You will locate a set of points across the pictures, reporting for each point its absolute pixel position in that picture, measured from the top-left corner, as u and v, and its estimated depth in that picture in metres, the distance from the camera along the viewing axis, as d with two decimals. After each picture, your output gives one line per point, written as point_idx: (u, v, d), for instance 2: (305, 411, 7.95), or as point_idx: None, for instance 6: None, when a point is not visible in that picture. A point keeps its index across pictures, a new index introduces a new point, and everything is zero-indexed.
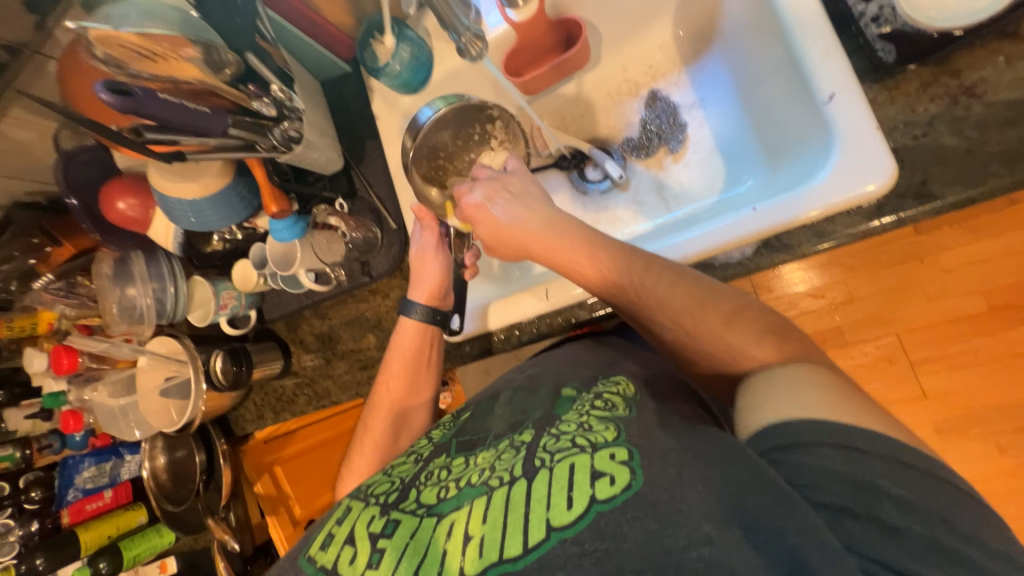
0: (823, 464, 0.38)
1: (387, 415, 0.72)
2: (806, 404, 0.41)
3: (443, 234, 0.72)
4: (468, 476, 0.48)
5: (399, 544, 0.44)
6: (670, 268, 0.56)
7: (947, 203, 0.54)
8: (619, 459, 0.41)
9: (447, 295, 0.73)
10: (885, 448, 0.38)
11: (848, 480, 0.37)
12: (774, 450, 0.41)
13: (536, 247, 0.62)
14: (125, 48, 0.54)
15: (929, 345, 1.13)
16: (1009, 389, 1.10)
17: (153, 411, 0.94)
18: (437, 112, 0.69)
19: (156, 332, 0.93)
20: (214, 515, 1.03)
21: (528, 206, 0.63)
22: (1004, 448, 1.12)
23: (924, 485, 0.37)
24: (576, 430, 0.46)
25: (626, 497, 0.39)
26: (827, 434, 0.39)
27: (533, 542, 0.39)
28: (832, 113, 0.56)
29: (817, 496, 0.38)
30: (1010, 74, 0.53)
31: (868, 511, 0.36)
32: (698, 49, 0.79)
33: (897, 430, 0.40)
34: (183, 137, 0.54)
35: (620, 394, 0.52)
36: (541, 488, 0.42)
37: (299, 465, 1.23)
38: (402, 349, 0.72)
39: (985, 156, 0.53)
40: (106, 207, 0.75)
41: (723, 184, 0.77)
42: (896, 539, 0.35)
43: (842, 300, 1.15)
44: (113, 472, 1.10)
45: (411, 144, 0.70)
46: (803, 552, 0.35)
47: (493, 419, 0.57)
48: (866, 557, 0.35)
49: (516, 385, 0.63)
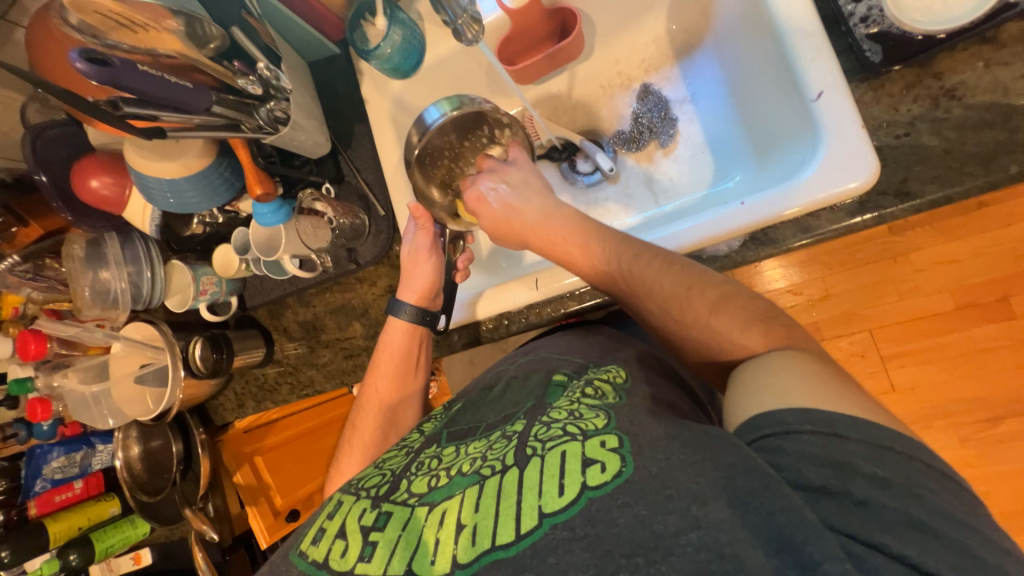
0: (807, 446, 0.39)
1: (376, 413, 0.72)
2: (779, 392, 0.43)
3: (437, 235, 0.72)
4: (458, 465, 0.48)
5: (390, 536, 0.44)
6: (662, 256, 0.57)
7: (925, 202, 0.56)
8: (610, 447, 0.42)
9: (437, 296, 0.73)
10: (875, 437, 0.39)
11: (829, 463, 0.38)
12: (764, 436, 0.42)
13: (534, 240, 0.64)
14: (101, 15, 0.51)
15: (899, 341, 1.18)
16: (973, 384, 1.15)
17: (126, 399, 0.91)
18: (443, 116, 0.64)
19: (131, 318, 0.90)
20: (192, 505, 1.01)
21: (526, 195, 0.65)
22: (967, 440, 1.17)
23: (910, 471, 0.38)
24: (567, 418, 0.47)
25: (615, 483, 0.39)
26: (811, 419, 0.40)
27: (525, 530, 0.39)
28: (819, 110, 0.57)
29: (799, 479, 0.38)
30: (989, 78, 0.55)
31: (843, 488, 0.37)
32: (690, 45, 0.80)
33: (885, 416, 0.41)
34: (163, 112, 0.52)
35: (609, 380, 0.54)
36: (533, 476, 0.42)
37: (280, 455, 1.21)
38: (390, 350, 0.72)
39: (963, 156, 0.55)
40: (79, 185, 0.72)
41: (711, 179, 0.78)
42: (867, 512, 0.36)
43: (818, 298, 1.19)
44: (84, 462, 1.06)
45: (416, 146, 0.65)
46: (790, 531, 0.35)
47: (487, 410, 0.59)
48: (851, 538, 0.35)
49: (509, 376, 0.63)
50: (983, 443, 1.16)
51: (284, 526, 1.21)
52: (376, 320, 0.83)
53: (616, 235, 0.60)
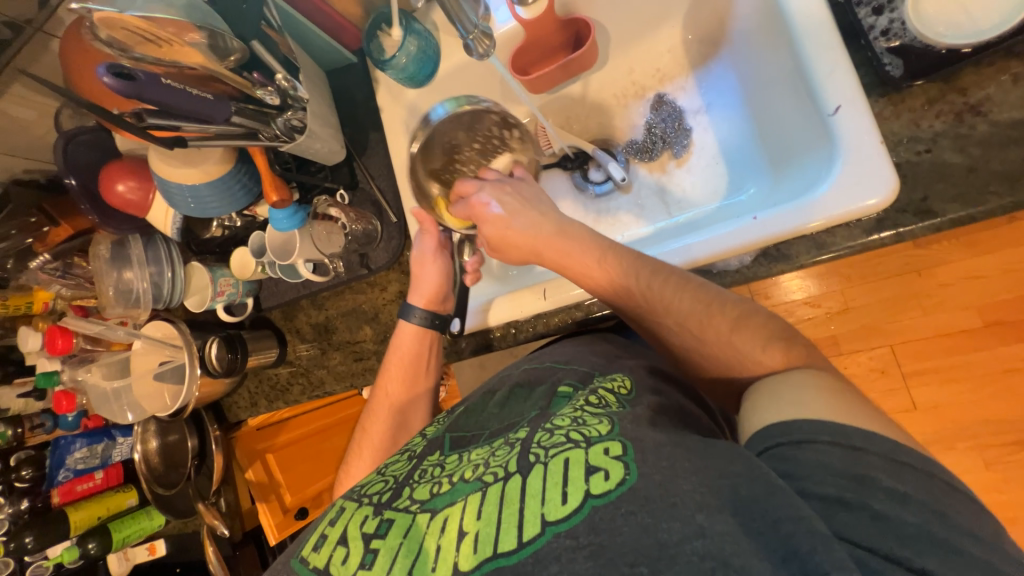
0: (821, 457, 0.38)
1: (386, 417, 0.72)
2: (804, 402, 0.42)
3: (446, 241, 0.74)
4: (461, 472, 0.49)
5: (392, 544, 0.45)
6: (678, 274, 0.56)
7: (947, 221, 0.54)
8: (613, 454, 0.42)
9: (446, 301, 0.75)
10: (893, 451, 0.38)
11: (846, 474, 0.37)
12: (775, 446, 0.41)
13: (548, 252, 0.63)
14: (128, 32, 0.53)
15: (921, 358, 1.14)
16: (1000, 405, 1.11)
17: (145, 394, 0.93)
18: (448, 111, 0.65)
19: (152, 317, 0.92)
20: (206, 501, 1.04)
21: (543, 211, 0.64)
22: (992, 463, 1.12)
23: (930, 490, 0.36)
24: (569, 425, 0.47)
25: (619, 492, 0.39)
26: (826, 430, 0.39)
27: (527, 538, 0.39)
28: (837, 125, 0.56)
29: (812, 489, 0.37)
30: (1017, 94, 0.53)
31: (860, 501, 0.36)
32: (707, 54, 0.79)
33: (898, 433, 0.40)
34: (185, 124, 0.54)
35: (613, 389, 0.53)
36: (536, 484, 0.42)
37: (291, 453, 1.22)
38: (401, 352, 0.73)
39: (988, 174, 0.53)
40: (106, 189, 0.75)
41: (725, 191, 0.77)
42: (885, 526, 0.34)
43: (837, 311, 1.16)
44: (104, 454, 1.10)
45: (419, 139, 0.66)
46: (797, 542, 0.34)
47: (489, 417, 0.59)
48: (868, 550, 0.34)
49: (513, 382, 0.63)
50: (1008, 467, 1.11)
51: (293, 523, 1.23)
52: (386, 325, 0.84)
53: (629, 252, 0.59)
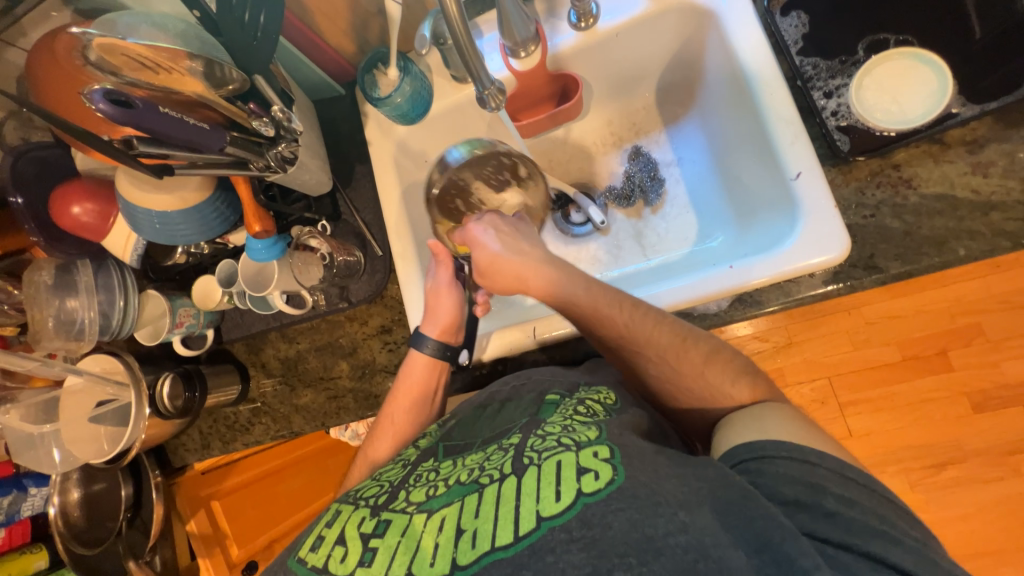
0: (787, 470, 0.42)
1: (391, 441, 0.68)
2: (780, 431, 0.47)
3: (457, 269, 0.73)
4: (456, 475, 0.47)
5: (390, 543, 0.43)
6: (667, 311, 0.61)
7: (888, 275, 0.62)
8: (602, 456, 0.42)
9: (460, 330, 0.72)
10: (849, 472, 0.42)
11: (811, 485, 0.41)
12: (764, 461, 0.44)
13: (534, 284, 0.64)
14: (127, 57, 0.53)
15: (856, 389, 1.26)
16: (922, 432, 1.23)
17: (76, 439, 0.82)
18: (463, 156, 0.67)
19: (93, 350, 0.83)
20: (138, 558, 0.92)
21: (533, 243, 0.66)
22: (916, 485, 1.24)
23: (869, 494, 0.41)
24: (560, 431, 0.47)
25: (609, 490, 0.39)
26: (806, 452, 0.43)
27: (524, 532, 0.39)
28: (799, 189, 0.64)
29: (783, 496, 0.41)
30: (938, 172, 0.63)
31: (836, 509, 0.39)
32: (678, 113, 0.87)
33: (859, 457, 0.45)
34: (174, 152, 0.52)
35: (600, 401, 0.54)
36: (530, 483, 0.42)
37: (239, 501, 1.12)
38: (411, 381, 0.70)
39: (920, 238, 0.62)
40: (59, 210, 0.68)
41: (695, 238, 0.83)
42: (855, 530, 0.38)
43: (783, 345, 1.27)
44: (10, 509, 0.93)
45: (436, 183, 0.68)
46: (769, 534, 0.36)
47: (483, 423, 0.57)
48: (824, 541, 0.38)
49: (502, 395, 0.61)
50: (930, 488, 1.23)
51: None
52: (365, 360, 0.80)
53: (625, 294, 0.62)
